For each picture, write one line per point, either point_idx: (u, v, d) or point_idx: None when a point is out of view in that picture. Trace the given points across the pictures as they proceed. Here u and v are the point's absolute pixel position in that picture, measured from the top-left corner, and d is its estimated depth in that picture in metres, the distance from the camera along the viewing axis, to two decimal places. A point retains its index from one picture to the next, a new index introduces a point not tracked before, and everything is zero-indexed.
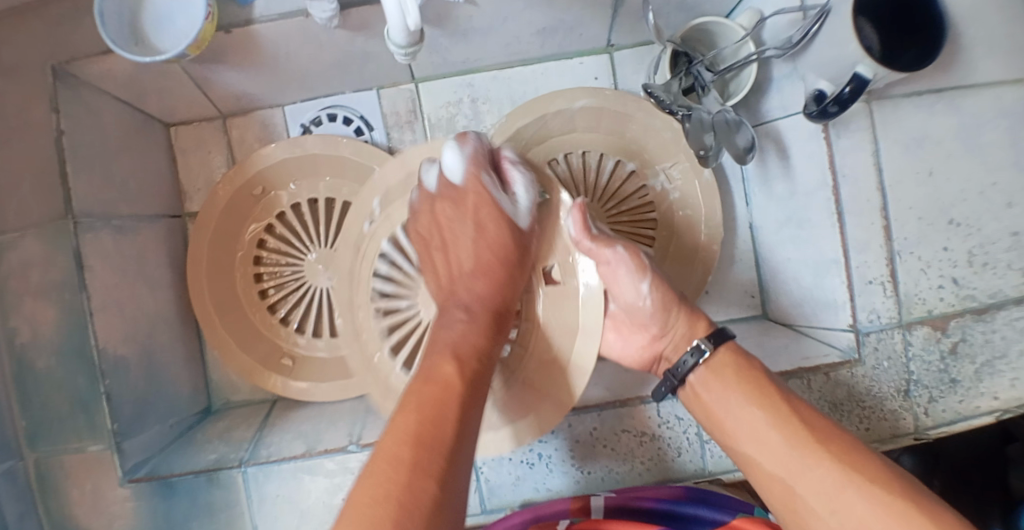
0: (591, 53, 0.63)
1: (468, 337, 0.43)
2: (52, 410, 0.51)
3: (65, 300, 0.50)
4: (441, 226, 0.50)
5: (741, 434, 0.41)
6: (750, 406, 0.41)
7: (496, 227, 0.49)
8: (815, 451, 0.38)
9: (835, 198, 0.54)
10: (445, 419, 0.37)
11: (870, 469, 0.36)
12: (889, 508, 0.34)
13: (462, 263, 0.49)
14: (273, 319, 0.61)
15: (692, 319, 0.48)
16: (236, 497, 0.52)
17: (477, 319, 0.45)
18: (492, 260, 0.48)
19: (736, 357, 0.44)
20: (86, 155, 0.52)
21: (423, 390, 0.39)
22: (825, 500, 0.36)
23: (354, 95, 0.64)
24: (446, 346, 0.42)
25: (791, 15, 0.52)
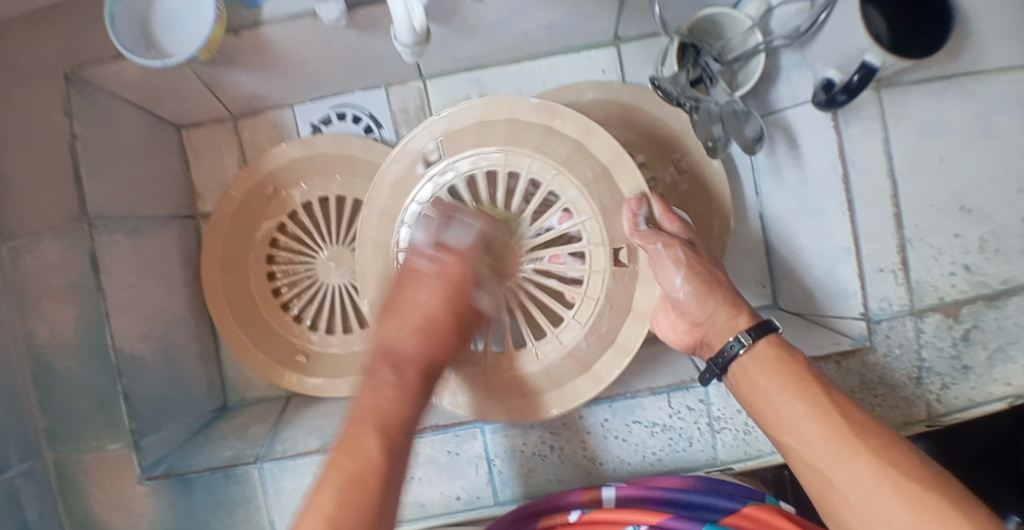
0: (598, 47, 0.63)
1: (389, 403, 0.39)
2: (71, 409, 0.52)
3: (83, 301, 0.51)
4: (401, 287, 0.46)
5: (780, 426, 0.39)
6: (788, 397, 0.39)
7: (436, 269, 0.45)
8: (853, 445, 0.35)
9: (846, 188, 0.54)
10: (370, 500, 0.34)
11: (905, 463, 0.33)
12: (924, 502, 0.31)
13: (412, 306, 0.44)
14: (287, 316, 0.61)
15: (732, 310, 0.44)
16: (253, 491, 0.52)
17: (407, 379, 0.41)
18: (441, 319, 0.43)
19: (780, 350, 0.41)
20: (100, 158, 0.53)
21: (338, 467, 0.36)
22: (860, 495, 0.34)
23: (363, 94, 0.64)
24: (368, 413, 0.39)
25: (799, 4, 0.52)
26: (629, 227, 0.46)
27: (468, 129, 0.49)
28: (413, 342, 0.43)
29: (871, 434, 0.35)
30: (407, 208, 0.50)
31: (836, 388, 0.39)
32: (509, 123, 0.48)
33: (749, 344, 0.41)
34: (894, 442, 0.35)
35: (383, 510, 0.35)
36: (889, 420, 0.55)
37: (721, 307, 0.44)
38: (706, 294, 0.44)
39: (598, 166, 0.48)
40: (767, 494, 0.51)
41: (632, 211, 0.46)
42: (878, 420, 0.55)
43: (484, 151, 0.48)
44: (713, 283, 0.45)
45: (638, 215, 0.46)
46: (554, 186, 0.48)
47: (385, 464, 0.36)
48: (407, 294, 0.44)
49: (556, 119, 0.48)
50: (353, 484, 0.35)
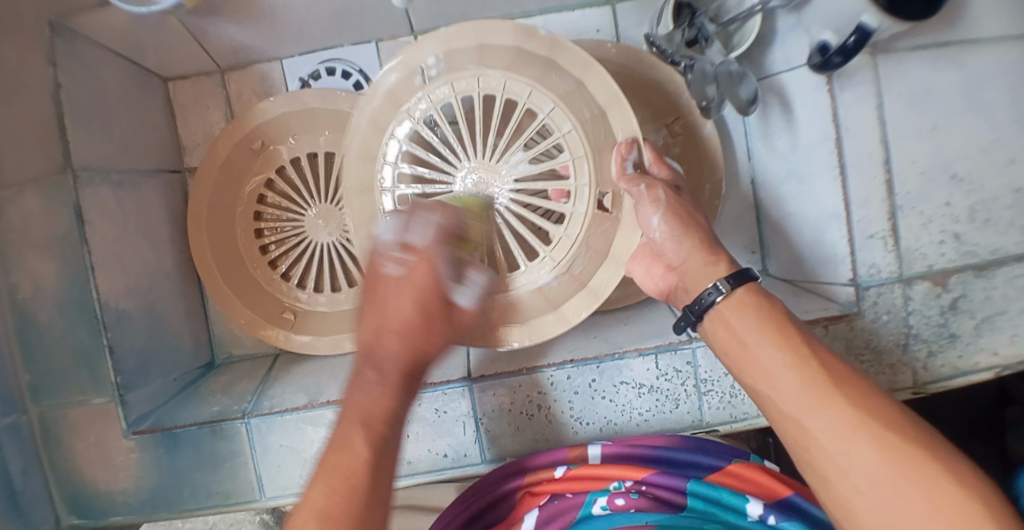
0: (593, 5, 0.61)
1: (382, 404, 0.37)
2: (55, 364, 0.52)
3: (66, 255, 0.50)
4: (377, 293, 0.40)
5: (756, 372, 0.38)
6: (766, 342, 0.38)
7: (424, 269, 0.39)
8: (830, 393, 0.35)
9: (838, 151, 0.54)
10: (356, 508, 0.33)
11: (883, 414, 0.33)
12: (901, 452, 0.31)
13: (400, 309, 0.38)
14: (274, 274, 0.60)
15: (713, 258, 0.43)
16: (239, 447, 0.52)
17: (391, 380, 0.37)
18: (422, 322, 0.38)
19: (756, 296, 0.41)
20: (83, 108, 0.52)
21: (330, 470, 0.35)
22: (834, 441, 0.33)
23: (353, 48, 0.63)
24: (356, 415, 0.37)
25: None
26: (617, 167, 0.47)
27: (467, 52, 0.48)
28: (399, 340, 0.38)
29: (846, 382, 0.35)
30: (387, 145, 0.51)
31: (810, 333, 0.39)
32: (476, 47, 0.48)
33: (727, 292, 0.41)
34: (868, 390, 0.35)
35: (377, 522, 0.34)
36: (874, 386, 0.56)
37: (697, 252, 0.44)
38: (682, 235, 0.44)
39: (596, 107, 0.47)
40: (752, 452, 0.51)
41: (621, 154, 0.46)
42: None
43: (483, 73, 0.48)
44: (690, 225, 0.45)
45: (626, 158, 0.46)
46: (550, 120, 0.48)
47: (374, 453, 0.36)
48: (391, 291, 0.39)
49: (558, 54, 0.47)
50: (345, 494, 0.34)
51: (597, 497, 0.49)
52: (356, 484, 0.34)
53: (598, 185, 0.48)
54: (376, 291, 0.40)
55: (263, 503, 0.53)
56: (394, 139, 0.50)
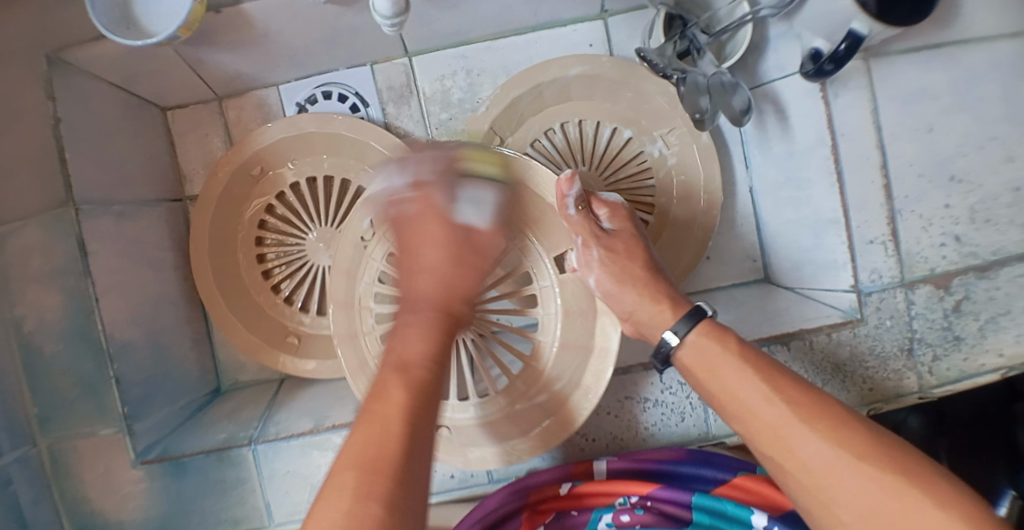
0: (584, 20, 0.61)
1: (419, 347, 0.37)
2: (62, 396, 0.52)
3: (70, 287, 0.51)
4: (412, 232, 0.43)
5: (732, 412, 0.39)
6: (737, 382, 0.38)
7: (439, 227, 0.43)
8: (804, 426, 0.35)
9: (834, 158, 0.54)
10: (393, 438, 0.31)
11: (856, 442, 0.33)
12: (882, 484, 0.31)
13: (428, 267, 0.42)
14: (277, 299, 0.61)
15: (657, 306, 0.44)
16: (246, 474, 0.52)
17: (412, 369, 0.35)
18: (453, 286, 0.42)
19: (714, 336, 0.41)
20: (82, 142, 0.52)
21: (368, 418, 0.32)
22: (815, 477, 0.33)
23: (348, 72, 0.63)
24: (392, 361, 0.36)
25: None
26: (561, 213, 0.46)
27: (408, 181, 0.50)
28: (420, 341, 0.38)
29: (821, 414, 0.35)
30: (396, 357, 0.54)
31: (777, 369, 0.39)
32: None
33: (684, 337, 0.42)
34: (842, 418, 0.35)
35: (415, 469, 0.30)
36: (880, 392, 0.56)
37: (642, 301, 0.44)
38: (619, 289, 0.45)
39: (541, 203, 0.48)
40: (757, 465, 0.51)
41: (562, 197, 0.46)
42: (869, 391, 0.56)
43: None
44: (629, 274, 0.45)
45: (569, 197, 0.45)
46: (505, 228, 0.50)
47: (410, 397, 0.33)
48: (421, 248, 0.43)
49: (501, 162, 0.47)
50: (401, 428, 0.31)
51: (603, 514, 0.49)
52: (374, 486, 0.28)
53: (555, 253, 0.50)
54: (408, 229, 0.43)
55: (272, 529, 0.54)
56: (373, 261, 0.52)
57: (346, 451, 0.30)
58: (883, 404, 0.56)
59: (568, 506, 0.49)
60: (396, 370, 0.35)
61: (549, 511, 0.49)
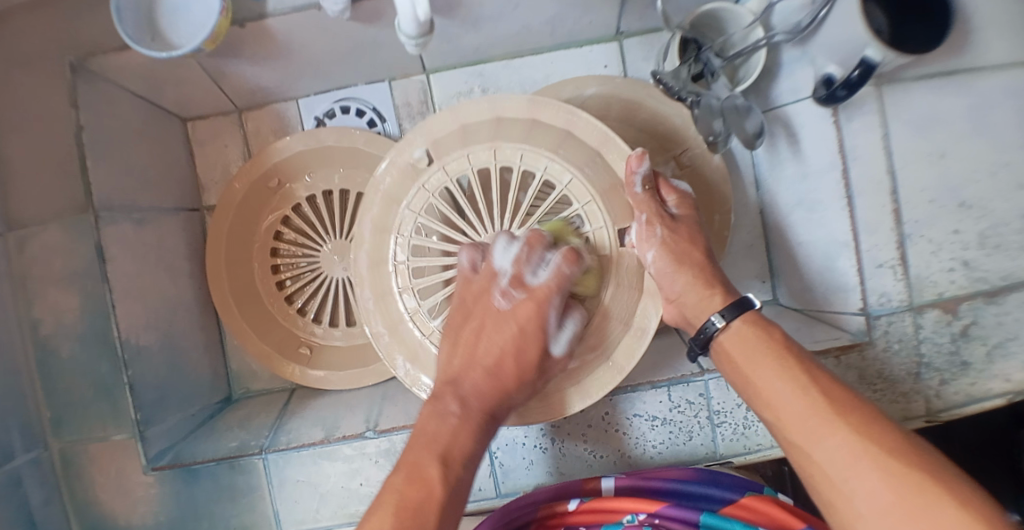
0: (600, 41, 0.62)
1: (459, 439, 0.40)
2: (78, 399, 0.53)
3: (89, 292, 0.52)
4: (484, 313, 0.45)
5: (763, 402, 0.40)
6: (773, 370, 0.39)
7: (529, 325, 0.43)
8: (832, 419, 0.35)
9: (845, 182, 0.55)
10: (434, 504, 0.37)
11: (884, 439, 0.33)
12: (904, 479, 0.31)
13: (486, 355, 0.43)
14: (290, 309, 0.61)
15: (708, 291, 0.45)
16: (257, 482, 0.53)
17: (471, 419, 0.42)
18: (509, 367, 0.43)
19: (758, 330, 0.42)
20: (106, 150, 0.53)
21: (405, 489, 0.37)
22: (838, 469, 0.34)
23: (367, 87, 0.64)
24: (437, 446, 0.40)
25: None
26: (627, 190, 0.46)
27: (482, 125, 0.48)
28: (481, 385, 0.43)
29: (849, 409, 0.36)
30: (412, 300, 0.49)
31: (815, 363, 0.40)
32: (526, 121, 0.48)
33: (725, 324, 0.43)
34: (874, 416, 0.35)
35: None
36: (887, 415, 0.56)
37: (694, 287, 0.45)
38: (677, 271, 0.45)
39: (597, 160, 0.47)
40: (766, 486, 0.51)
41: (635, 169, 0.46)
42: None
43: (496, 147, 0.47)
44: (683, 260, 0.46)
45: (637, 175, 0.45)
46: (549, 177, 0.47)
47: (447, 493, 0.38)
48: (491, 326, 0.44)
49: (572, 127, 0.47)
50: (415, 516, 0.36)
51: None
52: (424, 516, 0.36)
53: (616, 226, 0.47)
54: (482, 323, 0.44)
55: None
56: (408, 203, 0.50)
57: (369, 525, 0.36)
58: None
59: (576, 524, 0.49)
60: (439, 460, 0.39)
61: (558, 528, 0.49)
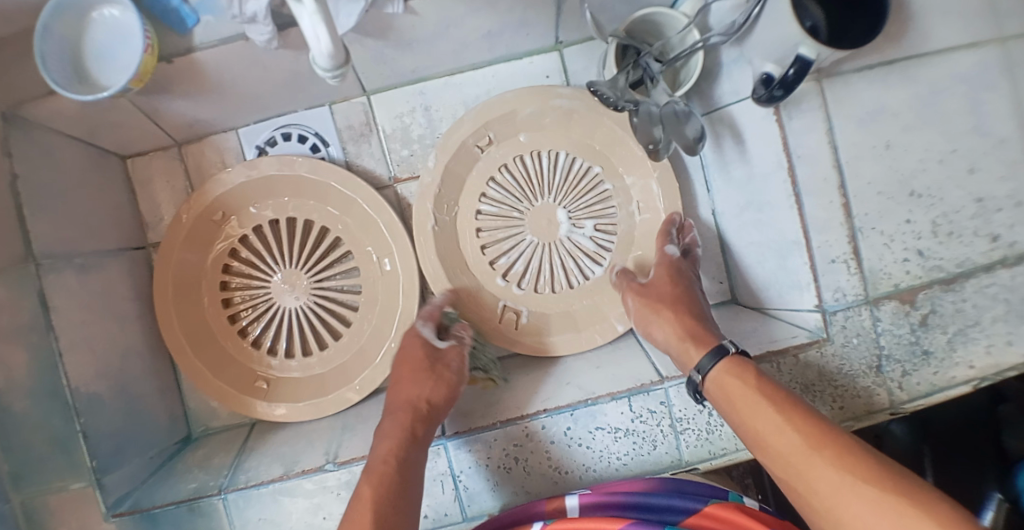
0: (540, 52, 0.60)
1: (423, 391, 0.48)
2: (30, 452, 0.52)
3: (33, 343, 0.51)
4: (404, 370, 0.51)
5: (752, 438, 0.40)
6: (754, 407, 0.40)
7: (409, 343, 0.52)
8: (811, 455, 0.36)
9: (792, 180, 0.53)
10: (392, 479, 0.42)
11: (861, 466, 0.34)
12: (883, 505, 0.31)
13: (414, 375, 0.50)
14: (245, 343, 0.60)
15: (685, 344, 0.47)
16: (219, 524, 0.52)
17: (399, 417, 0.47)
18: (420, 353, 0.51)
19: (739, 367, 0.43)
20: (40, 197, 0.52)
21: (370, 483, 0.42)
22: (824, 500, 0.34)
23: (308, 112, 0.62)
24: (405, 403, 0.48)
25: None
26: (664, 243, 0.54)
27: (471, 135, 0.56)
28: (415, 390, 0.48)
29: (833, 441, 0.36)
30: (508, 281, 0.58)
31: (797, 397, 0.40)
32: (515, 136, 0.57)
33: (702, 377, 0.44)
34: (853, 446, 0.35)
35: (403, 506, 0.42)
36: (851, 411, 0.54)
37: (672, 338, 0.48)
38: (659, 319, 0.49)
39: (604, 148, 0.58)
40: (729, 491, 0.51)
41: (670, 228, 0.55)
42: (840, 410, 0.55)
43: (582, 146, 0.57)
44: (664, 310, 0.50)
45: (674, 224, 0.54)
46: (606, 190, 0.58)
47: (398, 476, 0.43)
48: (402, 379, 0.50)
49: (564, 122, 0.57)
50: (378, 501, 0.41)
51: None
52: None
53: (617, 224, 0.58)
54: (403, 359, 0.51)
55: None
56: (488, 200, 0.58)
57: None
58: (854, 423, 0.55)
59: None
60: (407, 411, 0.47)
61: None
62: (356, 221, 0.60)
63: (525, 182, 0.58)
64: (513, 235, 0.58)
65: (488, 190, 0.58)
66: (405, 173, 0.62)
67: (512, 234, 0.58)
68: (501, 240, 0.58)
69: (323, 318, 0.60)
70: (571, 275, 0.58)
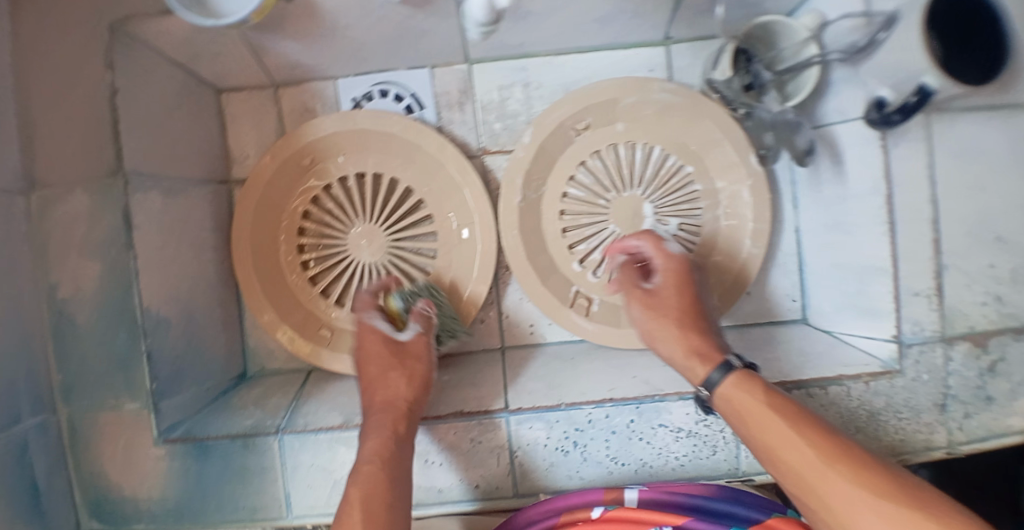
0: (647, 45, 0.60)
1: (403, 389, 0.49)
2: (90, 366, 0.52)
3: (111, 258, 0.50)
4: (371, 366, 0.52)
5: (762, 450, 0.41)
6: (772, 420, 0.41)
7: (375, 339, 0.53)
8: (833, 467, 0.37)
9: (887, 207, 0.53)
10: (380, 479, 0.43)
11: (880, 480, 0.36)
12: (903, 520, 0.33)
13: (383, 372, 0.51)
14: (313, 290, 0.60)
15: (693, 358, 0.47)
16: (270, 462, 0.52)
17: (383, 413, 0.47)
18: (386, 348, 0.53)
19: (757, 384, 0.43)
20: (137, 114, 0.51)
21: (365, 479, 0.43)
22: (838, 511, 0.36)
23: (410, 72, 0.62)
24: (387, 400, 0.48)
25: (854, 20, 0.50)
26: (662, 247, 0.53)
27: (579, 115, 0.56)
28: (392, 384, 0.49)
29: (854, 457, 0.38)
30: (587, 266, 0.58)
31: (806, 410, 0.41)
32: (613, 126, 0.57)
33: (721, 380, 0.44)
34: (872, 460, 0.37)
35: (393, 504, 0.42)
36: (910, 444, 0.54)
37: (681, 349, 0.48)
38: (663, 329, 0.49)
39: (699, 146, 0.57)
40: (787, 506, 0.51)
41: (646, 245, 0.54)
42: (900, 442, 0.54)
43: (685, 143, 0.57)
44: (667, 320, 0.50)
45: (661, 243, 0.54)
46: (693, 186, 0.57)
47: (387, 474, 0.43)
48: (378, 373, 0.51)
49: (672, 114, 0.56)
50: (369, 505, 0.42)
51: None
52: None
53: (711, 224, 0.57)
54: (370, 352, 0.53)
55: (289, 520, 0.53)
56: (576, 184, 0.58)
57: None
58: (912, 457, 0.55)
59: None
60: (386, 409, 0.47)
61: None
62: (441, 187, 0.59)
63: (614, 170, 0.57)
64: (598, 222, 0.58)
65: (578, 173, 0.57)
66: (495, 146, 0.62)
67: (595, 222, 0.58)
68: (586, 224, 0.58)
69: (396, 277, 0.59)
70: (650, 272, 0.58)
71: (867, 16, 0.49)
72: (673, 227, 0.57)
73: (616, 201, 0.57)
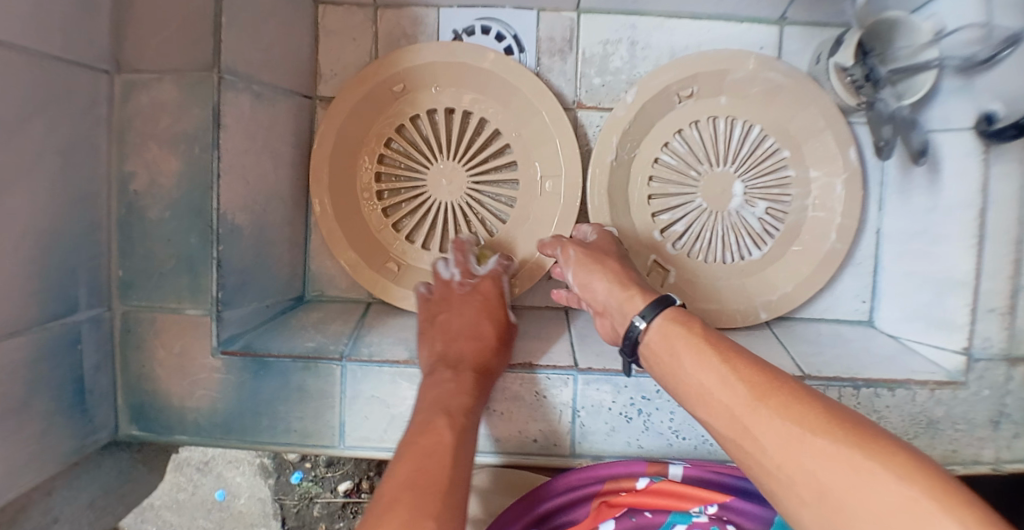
0: (761, 22, 0.60)
1: (484, 350, 0.49)
2: (155, 263, 0.50)
3: (193, 155, 0.48)
4: (450, 318, 0.52)
5: (696, 401, 0.38)
6: (696, 365, 0.38)
7: (465, 295, 0.54)
8: (758, 404, 0.34)
9: (979, 223, 0.51)
10: (448, 439, 0.39)
11: (810, 417, 0.32)
12: (841, 454, 0.29)
13: (462, 328, 0.50)
14: (386, 222, 0.60)
15: (629, 295, 0.46)
16: (331, 388, 0.51)
17: (463, 374, 0.46)
18: (482, 306, 0.53)
19: (674, 325, 0.41)
20: (239, 8, 0.49)
21: (423, 437, 0.39)
22: (777, 454, 0.31)
23: (513, 12, 0.60)
24: (465, 359, 0.47)
25: (973, 30, 0.48)
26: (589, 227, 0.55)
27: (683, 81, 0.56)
28: (472, 343, 0.49)
29: (773, 392, 0.34)
30: (668, 235, 0.59)
31: (734, 350, 0.38)
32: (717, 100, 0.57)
33: (646, 325, 0.43)
34: (799, 397, 0.33)
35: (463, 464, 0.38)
36: (958, 455, 0.55)
37: (611, 290, 0.47)
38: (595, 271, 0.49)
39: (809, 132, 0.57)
40: None
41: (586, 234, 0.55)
42: (949, 452, 0.55)
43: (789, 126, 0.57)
44: (599, 266, 0.49)
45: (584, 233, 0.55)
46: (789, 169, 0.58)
47: (454, 435, 0.39)
48: (460, 326, 0.50)
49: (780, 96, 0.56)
50: (433, 457, 0.37)
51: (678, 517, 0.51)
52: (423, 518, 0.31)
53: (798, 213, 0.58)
54: (456, 300, 0.53)
55: (339, 450, 0.52)
56: (669, 152, 0.58)
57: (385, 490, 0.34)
58: (957, 468, 0.55)
59: (637, 504, 0.51)
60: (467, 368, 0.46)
61: (620, 505, 0.52)
62: (532, 136, 0.58)
63: (709, 143, 0.58)
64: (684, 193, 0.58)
65: (673, 141, 0.58)
66: (590, 101, 0.61)
67: (683, 193, 0.58)
68: (672, 194, 0.59)
69: (471, 220, 0.59)
70: (728, 250, 0.59)
71: (988, 26, 0.47)
72: (759, 208, 0.58)
73: (707, 175, 0.58)
